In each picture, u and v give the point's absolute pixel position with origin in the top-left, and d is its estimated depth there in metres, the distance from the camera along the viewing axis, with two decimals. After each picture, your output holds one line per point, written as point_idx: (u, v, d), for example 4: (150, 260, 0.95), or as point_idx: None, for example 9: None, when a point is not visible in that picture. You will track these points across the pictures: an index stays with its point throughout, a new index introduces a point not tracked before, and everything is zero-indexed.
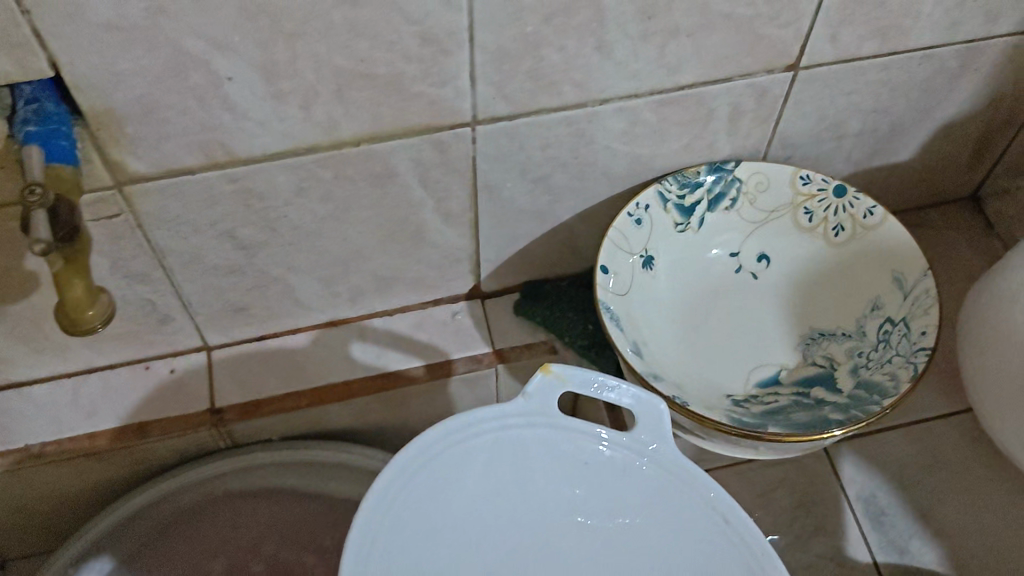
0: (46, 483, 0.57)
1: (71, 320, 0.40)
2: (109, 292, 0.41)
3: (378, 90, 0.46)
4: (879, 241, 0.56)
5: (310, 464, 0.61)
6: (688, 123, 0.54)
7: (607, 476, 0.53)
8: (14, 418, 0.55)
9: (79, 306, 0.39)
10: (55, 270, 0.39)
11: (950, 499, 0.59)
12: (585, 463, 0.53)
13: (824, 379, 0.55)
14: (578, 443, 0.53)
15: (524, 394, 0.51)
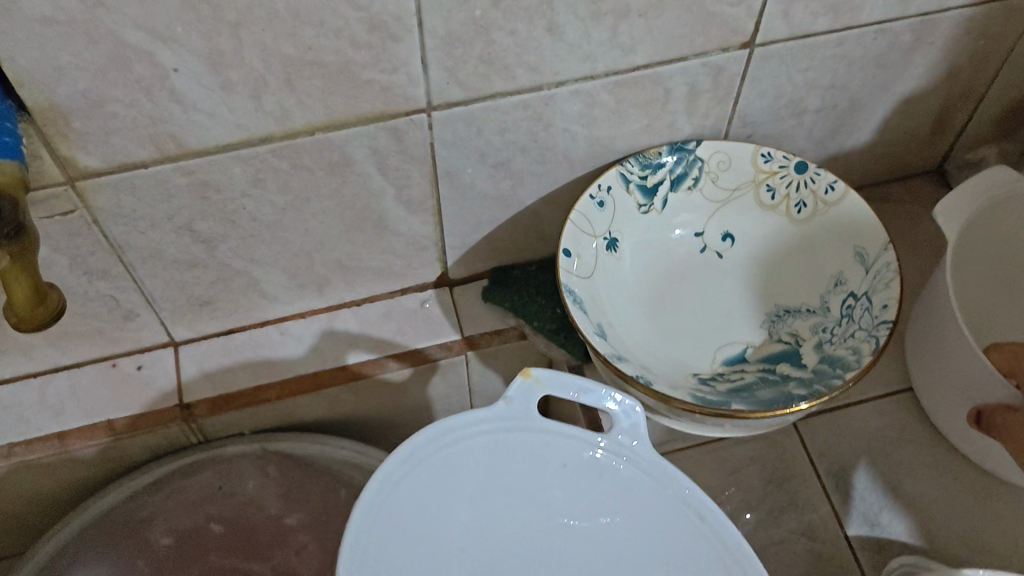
0: (27, 478, 0.63)
1: (20, 317, 0.40)
2: (58, 287, 0.42)
3: (328, 77, 0.47)
4: (840, 216, 0.57)
5: (287, 456, 0.67)
6: (645, 104, 0.56)
7: (590, 480, 0.52)
8: (2, 407, 0.62)
9: (29, 304, 0.40)
10: (1, 268, 0.38)
11: (921, 473, 0.58)
12: (564, 465, 0.53)
13: (790, 354, 0.56)
14: (561, 446, 0.52)
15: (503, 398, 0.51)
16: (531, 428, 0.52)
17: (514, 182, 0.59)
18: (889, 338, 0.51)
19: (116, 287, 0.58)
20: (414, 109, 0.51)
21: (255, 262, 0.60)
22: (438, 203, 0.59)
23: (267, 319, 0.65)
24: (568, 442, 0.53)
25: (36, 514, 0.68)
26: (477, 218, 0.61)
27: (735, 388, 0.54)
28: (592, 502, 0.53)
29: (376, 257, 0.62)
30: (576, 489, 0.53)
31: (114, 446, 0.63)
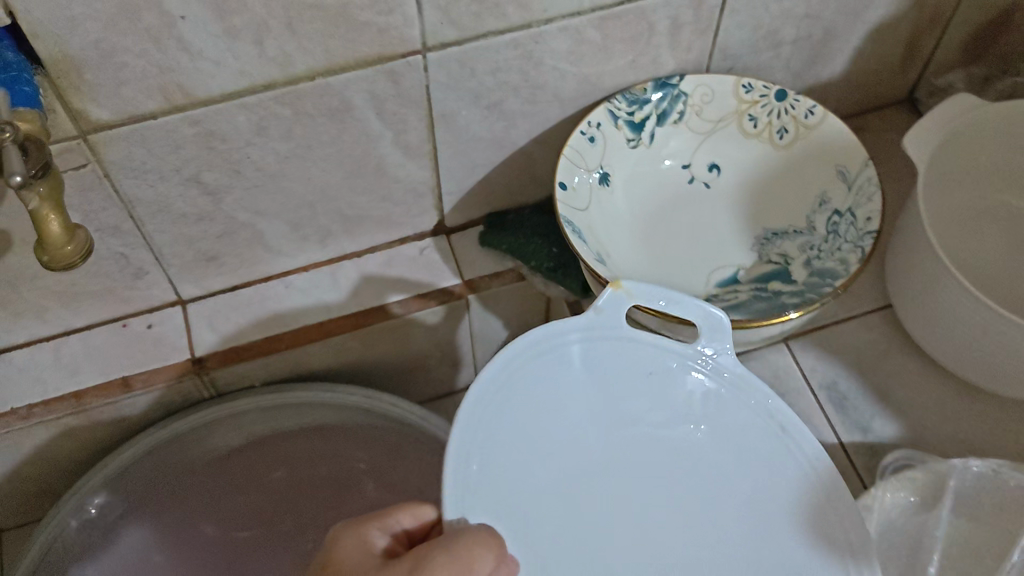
0: (58, 431, 0.64)
1: (52, 255, 0.44)
2: (85, 229, 0.45)
3: (328, 21, 0.49)
4: (821, 139, 0.60)
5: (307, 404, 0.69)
6: (630, 39, 0.58)
7: (680, 391, 0.52)
8: (20, 369, 0.63)
9: (59, 242, 0.43)
10: (34, 207, 0.42)
11: (908, 381, 0.61)
12: (648, 375, 0.52)
13: (780, 272, 0.58)
14: (648, 357, 0.53)
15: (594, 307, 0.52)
16: (619, 338, 0.52)
17: (507, 123, 0.61)
18: (874, 246, 0.54)
19: (127, 244, 0.59)
20: (410, 51, 0.53)
21: (261, 214, 0.61)
22: (435, 147, 0.61)
23: (271, 273, 0.67)
24: (656, 351, 0.53)
25: (49, 473, 0.69)
26: (472, 161, 0.63)
27: (729, 306, 0.56)
28: (684, 413, 0.52)
29: (376, 206, 0.64)
30: (666, 400, 0.52)
31: (127, 403, 0.64)
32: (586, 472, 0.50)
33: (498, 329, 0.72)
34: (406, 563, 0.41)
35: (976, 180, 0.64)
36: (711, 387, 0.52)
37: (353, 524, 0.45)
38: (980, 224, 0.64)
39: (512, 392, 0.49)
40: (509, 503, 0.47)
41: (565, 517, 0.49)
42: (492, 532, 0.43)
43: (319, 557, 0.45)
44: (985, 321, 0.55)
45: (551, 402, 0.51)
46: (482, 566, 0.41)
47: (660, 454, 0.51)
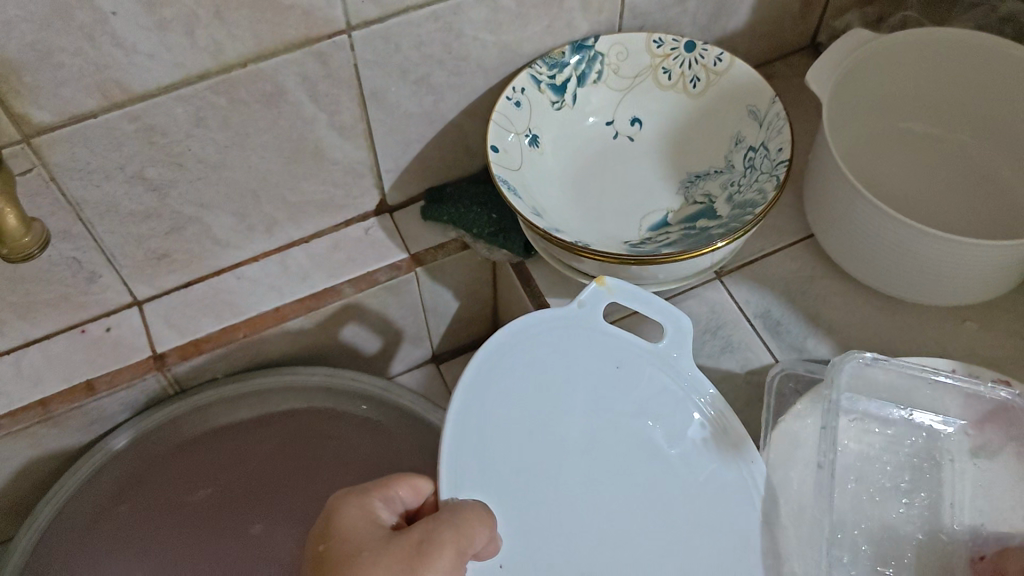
0: (35, 438, 0.65)
1: (10, 248, 0.45)
2: (40, 222, 0.47)
3: (254, 6, 0.52)
4: (730, 84, 0.64)
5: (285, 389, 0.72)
6: (543, 5, 0.61)
7: (639, 383, 0.57)
8: None
9: (16, 235, 0.45)
10: None
11: (835, 302, 0.66)
12: (618, 367, 0.58)
13: (706, 210, 0.62)
14: (616, 351, 0.58)
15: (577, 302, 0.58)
16: (592, 332, 0.58)
17: (436, 95, 0.64)
18: (787, 173, 0.58)
19: (78, 248, 0.61)
20: (336, 30, 0.56)
21: (206, 207, 0.63)
22: (370, 126, 0.64)
23: (222, 267, 0.69)
24: (622, 345, 0.58)
25: (17, 485, 0.70)
26: (406, 137, 0.66)
27: (662, 245, 0.60)
28: (640, 402, 0.57)
29: (317, 189, 0.67)
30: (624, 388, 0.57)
31: (92, 407, 0.66)
32: (549, 459, 0.55)
33: (446, 298, 0.75)
34: (415, 531, 0.44)
35: (883, 106, 0.69)
36: (665, 380, 0.57)
37: (357, 494, 0.47)
38: (892, 152, 0.69)
39: (497, 375, 0.55)
40: (484, 476, 0.52)
41: (528, 497, 0.53)
42: (482, 511, 0.47)
43: (320, 523, 0.47)
44: (899, 235, 0.59)
45: (527, 389, 0.56)
46: (477, 540, 0.45)
47: (621, 438, 0.56)
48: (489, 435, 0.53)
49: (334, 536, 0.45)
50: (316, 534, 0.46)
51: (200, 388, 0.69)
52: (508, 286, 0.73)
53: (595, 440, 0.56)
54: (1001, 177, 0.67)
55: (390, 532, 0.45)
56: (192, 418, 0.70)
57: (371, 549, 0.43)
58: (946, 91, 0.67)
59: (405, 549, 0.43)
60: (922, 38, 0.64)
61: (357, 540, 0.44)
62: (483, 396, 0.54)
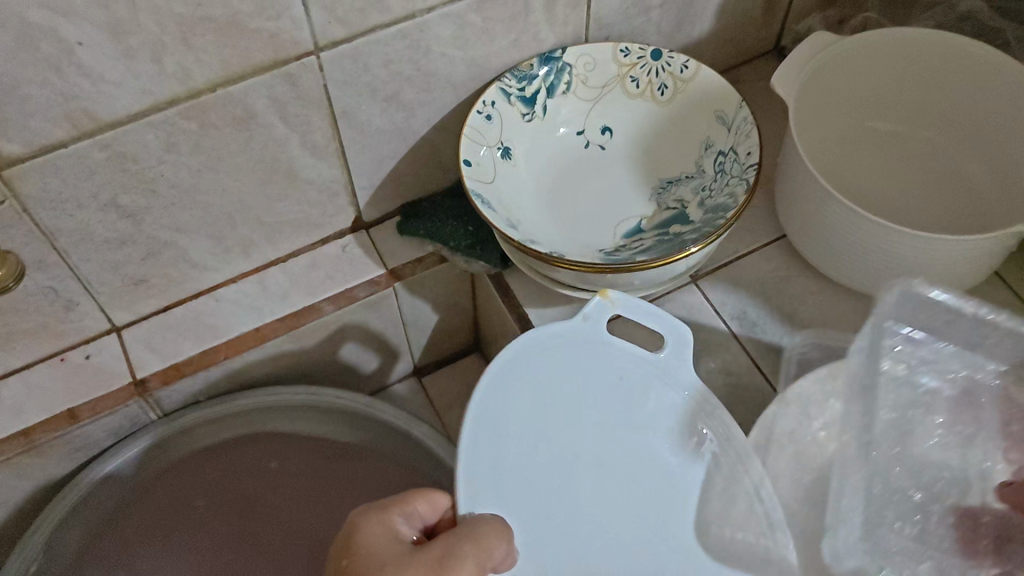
0: (16, 469, 0.65)
1: None
2: None
3: (220, 31, 0.52)
4: (697, 89, 0.65)
5: (269, 407, 0.72)
6: (509, 19, 0.62)
7: (642, 394, 0.58)
8: None
9: None
10: None
11: (809, 301, 0.66)
12: (621, 379, 0.58)
13: (678, 215, 0.63)
14: (620, 363, 0.58)
15: (581, 316, 0.58)
16: (596, 345, 0.58)
17: (406, 111, 0.64)
18: (756, 177, 0.59)
19: (54, 277, 0.61)
20: (304, 52, 0.56)
21: (181, 231, 0.63)
22: (342, 144, 0.64)
23: (200, 289, 0.69)
24: (625, 358, 0.58)
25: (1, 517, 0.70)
26: (379, 153, 0.66)
27: (636, 252, 0.60)
28: (646, 414, 0.57)
29: (292, 209, 0.67)
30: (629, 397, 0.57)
31: (76, 435, 0.66)
32: (559, 475, 0.55)
33: (426, 311, 0.75)
34: (434, 545, 0.44)
35: (849, 107, 0.71)
36: (667, 391, 0.58)
37: (377, 510, 0.48)
38: (860, 151, 0.70)
39: (504, 393, 0.56)
40: (493, 496, 0.52)
41: (541, 514, 0.53)
42: (499, 524, 0.48)
43: (341, 541, 0.47)
44: (868, 234, 0.60)
45: (534, 404, 0.56)
46: (494, 555, 0.46)
47: (627, 450, 0.56)
48: (500, 454, 0.54)
49: (356, 551, 0.45)
50: (337, 550, 0.46)
51: (182, 411, 0.69)
52: (488, 298, 0.73)
53: (601, 453, 0.56)
54: (968, 171, 0.68)
55: (410, 546, 0.45)
56: (175, 441, 0.70)
57: (392, 563, 0.44)
58: (908, 90, 0.69)
59: (425, 562, 0.43)
60: (881, 40, 0.65)
61: (379, 553, 0.45)
62: (493, 415, 0.55)
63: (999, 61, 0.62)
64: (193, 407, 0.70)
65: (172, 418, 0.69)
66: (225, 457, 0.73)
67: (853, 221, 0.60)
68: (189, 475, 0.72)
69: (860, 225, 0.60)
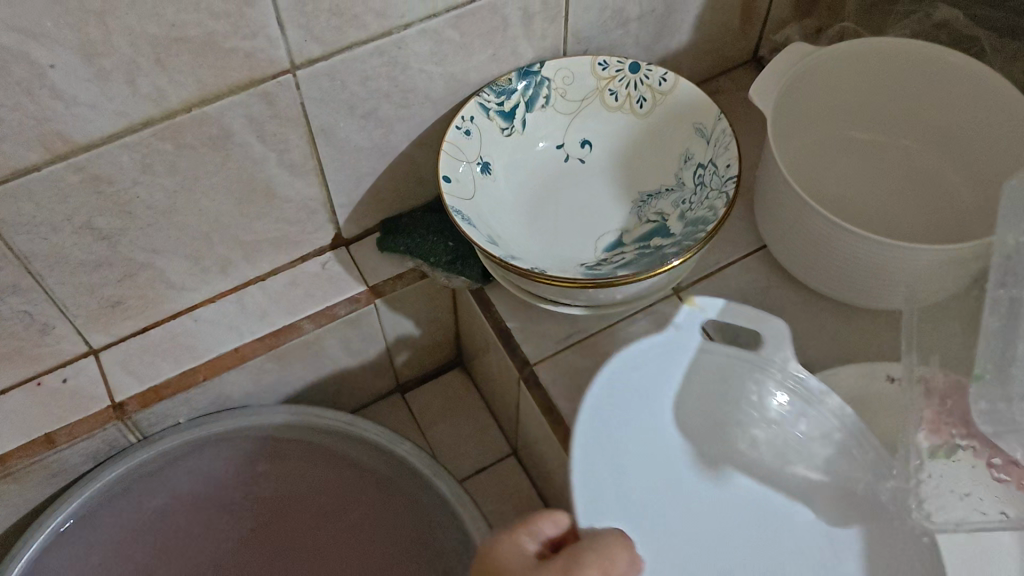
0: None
1: None
2: None
3: (195, 52, 0.51)
4: (676, 102, 0.65)
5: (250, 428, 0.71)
6: (486, 34, 0.62)
7: (748, 391, 0.61)
8: None
9: None
10: None
11: (791, 312, 0.66)
12: (721, 377, 0.61)
13: (659, 228, 0.63)
14: (722, 361, 0.60)
15: (673, 326, 0.59)
16: (689, 350, 0.60)
17: (384, 127, 0.64)
18: (736, 190, 0.58)
19: (29, 301, 0.60)
20: (280, 70, 0.56)
21: (158, 251, 0.63)
22: (320, 161, 0.64)
23: (178, 309, 0.68)
24: (724, 357, 0.60)
25: None
26: (358, 170, 0.66)
27: (617, 266, 0.60)
28: (760, 405, 0.61)
29: (271, 227, 0.66)
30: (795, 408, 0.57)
31: (53, 459, 0.65)
32: (669, 470, 0.60)
33: (408, 328, 0.74)
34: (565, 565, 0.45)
35: (827, 117, 0.71)
36: (772, 386, 0.60)
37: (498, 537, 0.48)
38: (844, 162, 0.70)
39: (611, 406, 0.58)
40: (621, 510, 0.57)
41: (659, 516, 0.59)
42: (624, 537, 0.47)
43: (478, 563, 0.49)
44: (848, 245, 0.60)
45: (636, 409, 0.60)
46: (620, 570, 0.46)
47: (736, 440, 0.62)
48: (615, 468, 0.58)
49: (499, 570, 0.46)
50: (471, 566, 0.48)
51: (161, 433, 0.69)
52: (470, 313, 0.72)
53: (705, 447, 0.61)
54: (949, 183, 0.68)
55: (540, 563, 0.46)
56: (155, 463, 0.69)
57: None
58: (886, 99, 0.69)
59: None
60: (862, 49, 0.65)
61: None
62: (602, 432, 0.57)
63: (976, 71, 0.62)
64: (172, 428, 0.69)
65: (151, 440, 0.68)
66: (209, 475, 0.72)
67: (833, 233, 0.60)
68: (176, 491, 0.71)
69: (840, 236, 0.60)
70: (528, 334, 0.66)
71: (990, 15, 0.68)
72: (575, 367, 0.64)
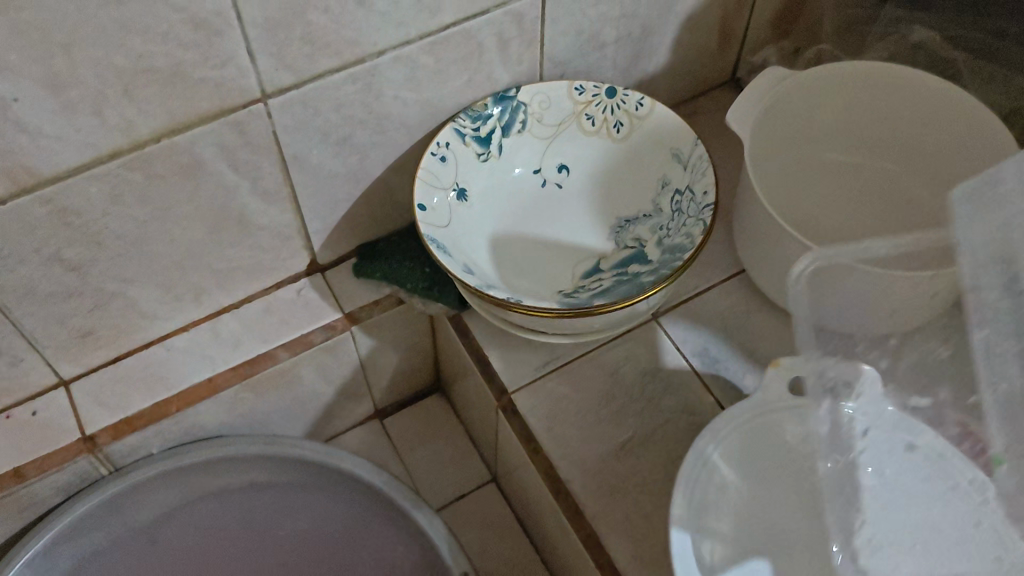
0: None
1: None
2: None
3: (164, 82, 0.51)
4: (653, 127, 0.64)
5: (226, 459, 0.70)
6: (461, 60, 0.61)
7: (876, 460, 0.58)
8: None
9: None
10: None
11: (771, 336, 0.66)
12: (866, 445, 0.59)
13: (636, 254, 0.62)
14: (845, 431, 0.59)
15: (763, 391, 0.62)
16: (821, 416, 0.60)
17: (359, 154, 0.63)
18: (714, 217, 0.58)
19: None
20: (251, 99, 0.55)
21: (129, 281, 0.61)
22: (294, 189, 0.63)
23: (151, 338, 0.66)
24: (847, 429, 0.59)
25: None
26: (332, 197, 0.65)
27: (594, 293, 0.60)
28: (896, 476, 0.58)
29: (245, 255, 0.65)
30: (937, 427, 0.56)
31: (22, 494, 0.63)
32: None
33: (385, 354, 0.74)
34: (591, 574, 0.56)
35: (805, 139, 0.71)
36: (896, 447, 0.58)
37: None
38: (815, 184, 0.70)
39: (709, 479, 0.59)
40: None
41: None
42: None
43: None
44: (826, 271, 0.60)
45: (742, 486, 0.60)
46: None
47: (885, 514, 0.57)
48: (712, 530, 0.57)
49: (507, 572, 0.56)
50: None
51: (135, 464, 0.67)
52: (448, 338, 0.72)
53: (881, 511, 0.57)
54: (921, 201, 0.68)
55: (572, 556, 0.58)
56: (129, 496, 0.68)
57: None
58: (864, 123, 0.69)
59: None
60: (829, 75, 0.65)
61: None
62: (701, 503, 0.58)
63: (953, 95, 0.62)
64: (143, 460, 0.68)
65: (124, 474, 0.67)
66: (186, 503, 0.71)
67: (811, 257, 0.60)
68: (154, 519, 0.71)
69: (818, 261, 0.59)
70: (505, 361, 0.65)
71: (968, 37, 0.68)
72: (553, 394, 0.64)
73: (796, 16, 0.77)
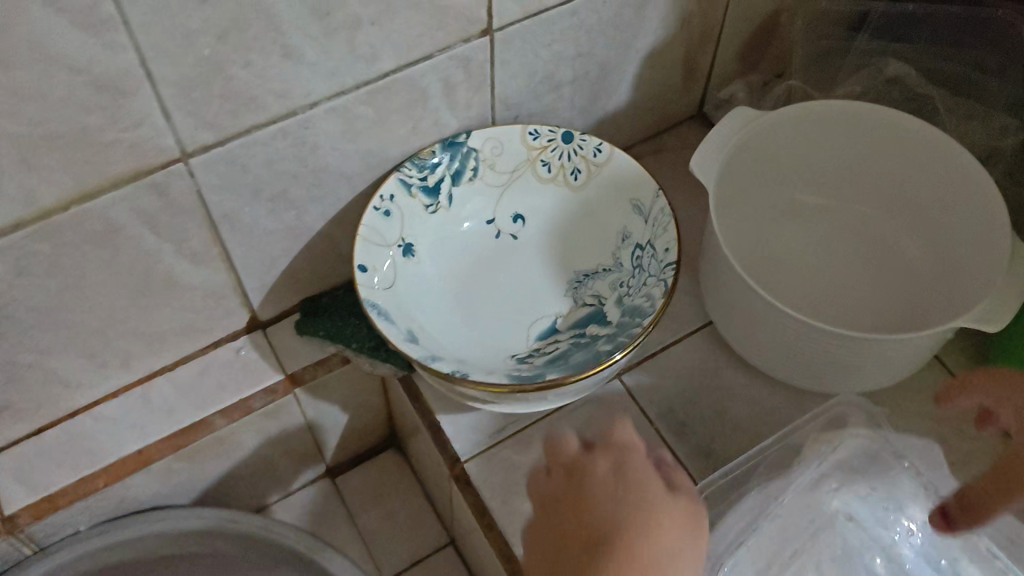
0: None
1: None
2: None
3: (69, 147, 0.46)
4: (612, 174, 0.60)
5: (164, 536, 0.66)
6: (404, 107, 0.57)
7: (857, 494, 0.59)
8: None
9: None
10: None
11: (740, 393, 0.62)
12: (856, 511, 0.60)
13: (596, 314, 0.58)
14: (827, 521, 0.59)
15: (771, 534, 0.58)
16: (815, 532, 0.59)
17: (295, 208, 0.59)
18: (676, 278, 0.54)
19: None
20: (170, 159, 0.50)
21: (46, 353, 0.56)
22: (225, 248, 0.58)
23: (76, 408, 0.61)
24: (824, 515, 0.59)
25: None
26: (269, 253, 0.61)
27: (549, 360, 0.55)
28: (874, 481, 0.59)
29: (176, 319, 0.60)
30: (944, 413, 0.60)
31: None
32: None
33: (333, 413, 0.69)
34: (579, 561, 0.50)
35: (776, 181, 0.66)
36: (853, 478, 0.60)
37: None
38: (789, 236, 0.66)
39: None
40: None
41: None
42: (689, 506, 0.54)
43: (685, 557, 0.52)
44: (797, 331, 0.56)
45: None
46: (672, 540, 0.51)
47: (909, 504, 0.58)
48: None
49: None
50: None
51: (62, 542, 0.63)
52: (399, 397, 0.68)
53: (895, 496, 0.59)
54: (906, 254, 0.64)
55: (547, 528, 0.53)
56: None
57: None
58: (837, 163, 0.65)
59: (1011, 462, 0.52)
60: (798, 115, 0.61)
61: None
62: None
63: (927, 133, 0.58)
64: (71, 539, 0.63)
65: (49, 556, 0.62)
66: None
67: (781, 318, 0.56)
68: None
69: (788, 321, 0.55)
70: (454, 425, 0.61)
71: (949, 70, 0.66)
72: (508, 464, 0.59)
73: (763, 50, 0.74)
